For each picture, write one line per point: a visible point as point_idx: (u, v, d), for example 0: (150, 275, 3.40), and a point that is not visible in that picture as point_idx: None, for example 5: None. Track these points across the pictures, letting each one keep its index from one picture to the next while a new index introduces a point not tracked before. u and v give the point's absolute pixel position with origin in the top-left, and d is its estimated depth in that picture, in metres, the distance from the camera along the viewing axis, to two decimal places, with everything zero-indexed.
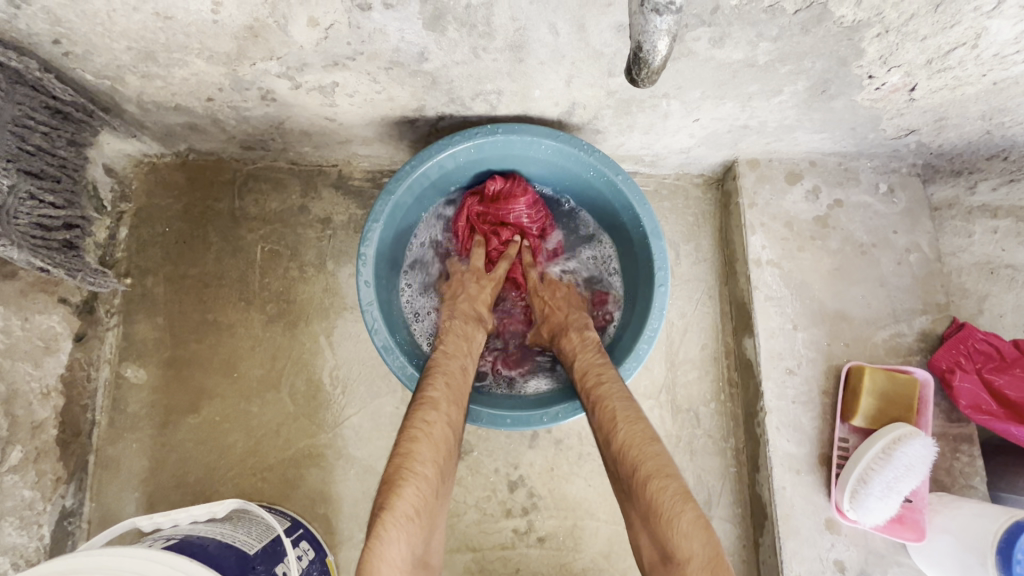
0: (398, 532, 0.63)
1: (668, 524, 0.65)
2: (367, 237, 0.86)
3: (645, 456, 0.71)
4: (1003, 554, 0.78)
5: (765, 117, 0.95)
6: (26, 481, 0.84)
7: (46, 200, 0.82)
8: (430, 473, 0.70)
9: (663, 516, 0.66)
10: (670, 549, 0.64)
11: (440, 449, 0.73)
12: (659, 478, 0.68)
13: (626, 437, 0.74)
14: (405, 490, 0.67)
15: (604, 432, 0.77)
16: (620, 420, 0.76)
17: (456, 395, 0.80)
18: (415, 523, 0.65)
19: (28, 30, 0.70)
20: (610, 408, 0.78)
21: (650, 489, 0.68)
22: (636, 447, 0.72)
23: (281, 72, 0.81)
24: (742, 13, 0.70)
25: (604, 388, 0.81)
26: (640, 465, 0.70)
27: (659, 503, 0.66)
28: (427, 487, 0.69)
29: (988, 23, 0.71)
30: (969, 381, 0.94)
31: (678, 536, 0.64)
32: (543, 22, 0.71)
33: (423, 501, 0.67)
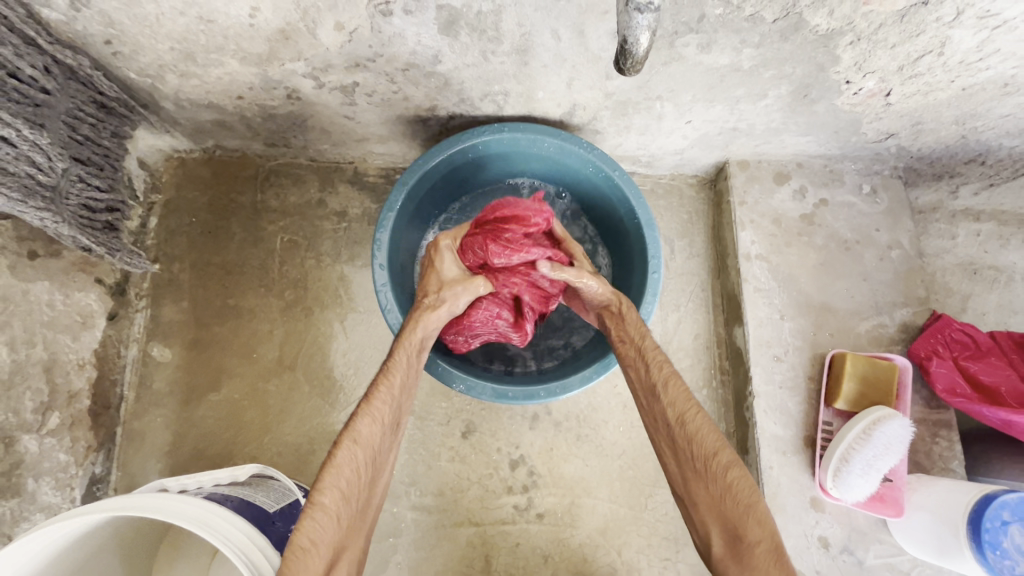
0: (313, 522, 0.66)
1: (744, 512, 0.69)
2: (381, 225, 0.93)
3: (720, 445, 0.74)
4: (972, 524, 0.83)
5: (753, 120, 1.02)
6: (62, 445, 0.93)
7: (93, 183, 0.91)
8: (332, 503, 0.68)
9: (741, 504, 0.70)
10: (740, 533, 0.68)
11: (351, 474, 0.70)
12: (737, 469, 0.72)
13: (701, 423, 0.76)
14: (304, 522, 0.66)
15: (669, 412, 0.79)
16: (691, 404, 0.78)
17: (394, 390, 0.78)
18: (334, 515, 0.67)
19: (84, 31, 0.78)
20: (677, 390, 0.79)
21: (728, 475, 0.72)
22: (709, 436, 0.75)
23: (307, 72, 0.89)
24: (726, 21, 0.78)
25: (667, 371, 0.82)
26: (717, 453, 0.74)
27: (738, 491, 0.71)
28: (329, 516, 0.67)
29: (950, 32, 0.78)
30: (945, 366, 1.00)
31: (753, 522, 0.68)
32: (547, 27, 0.79)
33: (324, 532, 0.66)
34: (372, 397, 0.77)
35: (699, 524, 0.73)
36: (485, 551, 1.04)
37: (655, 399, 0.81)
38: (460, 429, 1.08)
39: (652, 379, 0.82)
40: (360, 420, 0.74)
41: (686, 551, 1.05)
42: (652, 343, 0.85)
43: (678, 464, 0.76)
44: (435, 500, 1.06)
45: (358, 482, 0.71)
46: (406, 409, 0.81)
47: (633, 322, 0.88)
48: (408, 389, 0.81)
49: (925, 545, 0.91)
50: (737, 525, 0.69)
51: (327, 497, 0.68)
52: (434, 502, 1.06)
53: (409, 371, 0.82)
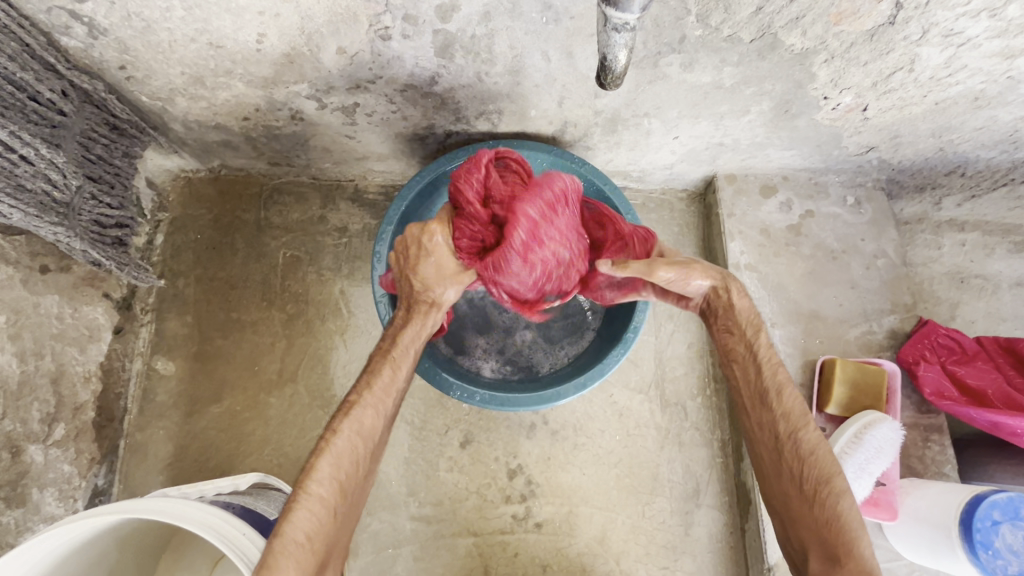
0: (306, 515, 0.66)
1: (847, 540, 0.67)
2: (380, 238, 0.97)
3: (833, 469, 0.72)
4: (964, 525, 0.85)
5: (738, 135, 1.07)
6: (66, 456, 0.95)
7: (104, 201, 0.94)
8: (328, 494, 0.68)
9: (844, 536, 0.68)
10: (837, 559, 0.66)
11: (347, 465, 0.70)
12: (847, 496, 0.70)
13: (816, 440, 0.74)
14: (297, 514, 0.66)
15: (782, 426, 0.76)
16: (808, 418, 0.76)
17: (397, 378, 0.79)
18: (328, 509, 0.67)
19: (100, 57, 0.83)
20: (791, 403, 0.77)
21: (838, 503, 0.70)
22: (827, 458, 0.72)
23: (311, 94, 0.93)
24: (706, 42, 0.83)
25: (785, 379, 0.78)
26: (831, 478, 0.71)
27: (844, 520, 0.68)
28: (324, 508, 0.67)
29: (918, 50, 0.82)
30: (933, 370, 1.03)
31: (854, 554, 0.66)
32: (537, 50, 0.83)
33: (318, 525, 0.66)
34: (372, 386, 0.76)
35: (795, 539, 0.73)
36: (484, 561, 1.05)
37: (768, 406, 0.78)
38: (458, 439, 1.09)
39: (764, 385, 0.79)
40: (361, 411, 0.74)
41: (684, 560, 1.05)
42: (767, 343, 0.81)
43: (783, 472, 0.75)
44: (434, 510, 1.06)
45: (356, 472, 0.71)
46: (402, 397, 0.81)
47: (744, 312, 0.83)
48: (402, 378, 0.80)
49: (918, 547, 0.92)
50: (834, 550, 0.68)
51: (322, 489, 0.68)
52: (433, 512, 1.06)
53: (411, 361, 0.81)
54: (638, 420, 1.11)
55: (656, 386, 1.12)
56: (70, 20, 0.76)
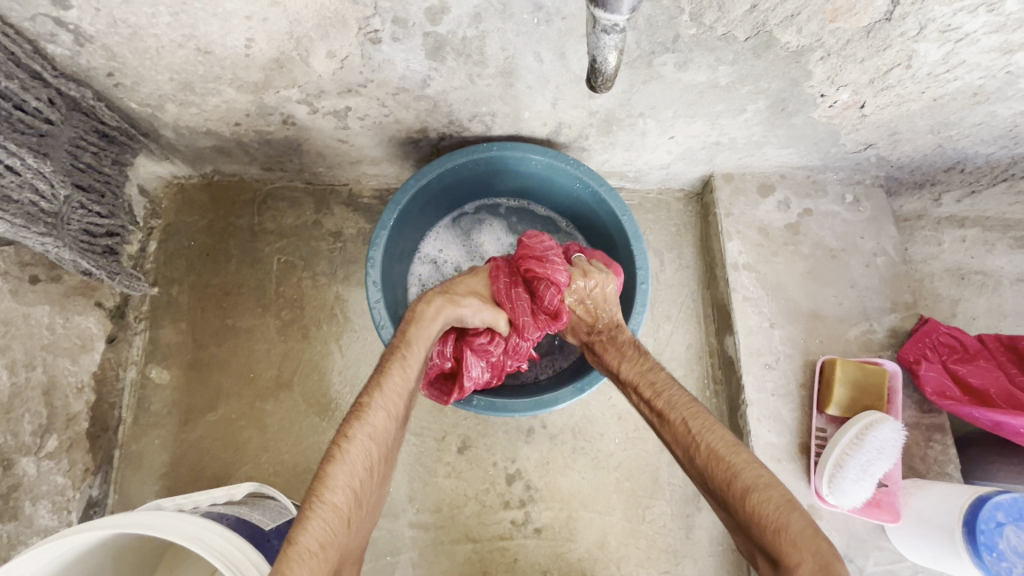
0: (320, 522, 0.62)
1: (775, 537, 0.62)
2: (375, 243, 0.96)
3: (741, 463, 0.69)
4: (968, 526, 0.84)
5: (735, 134, 1.06)
6: (60, 467, 0.94)
7: (93, 210, 0.94)
8: (343, 502, 0.65)
9: (768, 527, 0.63)
10: (777, 557, 0.62)
11: (361, 471, 0.67)
12: (760, 489, 0.66)
13: (708, 448, 0.72)
14: (311, 524, 0.62)
15: (679, 445, 0.76)
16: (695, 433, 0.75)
17: (409, 380, 0.77)
18: (342, 518, 0.64)
19: (87, 64, 0.82)
20: (678, 417, 0.78)
21: (748, 499, 0.66)
22: (725, 454, 0.71)
23: (301, 98, 0.92)
24: (700, 41, 0.82)
25: (665, 400, 0.81)
26: (738, 472, 0.68)
27: (763, 518, 0.64)
28: (338, 517, 0.64)
29: (916, 46, 0.81)
30: (934, 370, 1.02)
31: (793, 542, 0.61)
32: (529, 51, 0.82)
33: (332, 535, 0.62)
34: (384, 389, 0.73)
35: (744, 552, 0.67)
36: (484, 567, 1.04)
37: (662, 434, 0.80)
38: (456, 444, 1.08)
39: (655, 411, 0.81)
40: (374, 414, 0.71)
41: (685, 564, 1.04)
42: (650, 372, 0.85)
43: (705, 491, 0.73)
44: (432, 517, 1.06)
45: (369, 479, 0.69)
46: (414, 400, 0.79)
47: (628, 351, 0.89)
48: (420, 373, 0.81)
49: (921, 548, 0.91)
50: (774, 551, 0.62)
51: (337, 497, 0.64)
52: (431, 519, 1.06)
53: (422, 362, 0.81)
54: (638, 423, 1.10)
55: None
56: (56, 27, 0.75)
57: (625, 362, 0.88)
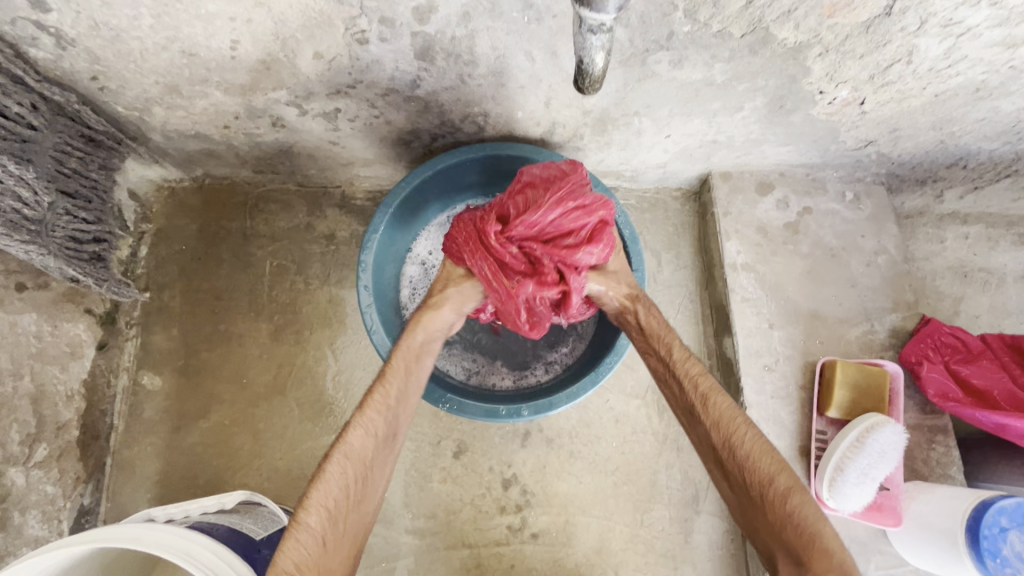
0: (295, 543, 0.65)
1: (809, 541, 0.64)
2: (366, 246, 0.95)
3: (776, 466, 0.69)
4: (971, 531, 0.82)
5: (732, 132, 1.04)
6: (49, 476, 0.93)
7: (80, 216, 0.92)
8: (317, 523, 0.67)
9: (803, 531, 0.65)
10: (804, 561, 0.63)
11: (339, 491, 0.70)
12: (798, 493, 0.67)
13: (751, 444, 0.72)
14: (287, 545, 0.65)
15: (720, 434, 0.74)
16: (738, 422, 0.74)
17: (398, 398, 0.79)
18: (319, 538, 0.66)
19: (70, 68, 0.80)
20: (723, 407, 0.75)
21: (788, 501, 0.67)
22: (762, 457, 0.70)
23: (290, 100, 0.91)
24: (695, 38, 0.80)
25: (710, 385, 0.77)
26: (775, 475, 0.69)
27: (800, 520, 0.65)
28: (314, 537, 0.66)
29: (916, 41, 0.79)
30: (936, 371, 1.00)
31: (816, 548, 0.63)
32: (520, 50, 0.80)
33: (308, 554, 0.65)
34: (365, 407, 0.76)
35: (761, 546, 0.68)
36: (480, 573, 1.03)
37: (699, 418, 0.76)
38: (452, 449, 1.07)
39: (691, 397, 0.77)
40: (354, 433, 0.74)
41: (684, 568, 1.03)
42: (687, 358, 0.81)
43: (733, 486, 0.72)
44: (428, 522, 1.04)
45: (347, 499, 0.70)
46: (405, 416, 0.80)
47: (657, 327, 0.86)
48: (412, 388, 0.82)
49: (923, 553, 0.90)
50: (800, 554, 0.63)
51: (312, 518, 0.67)
52: (426, 525, 1.04)
53: (413, 379, 0.82)
54: (636, 426, 1.09)
55: (652, 391, 1.10)
56: (36, 31, 0.73)
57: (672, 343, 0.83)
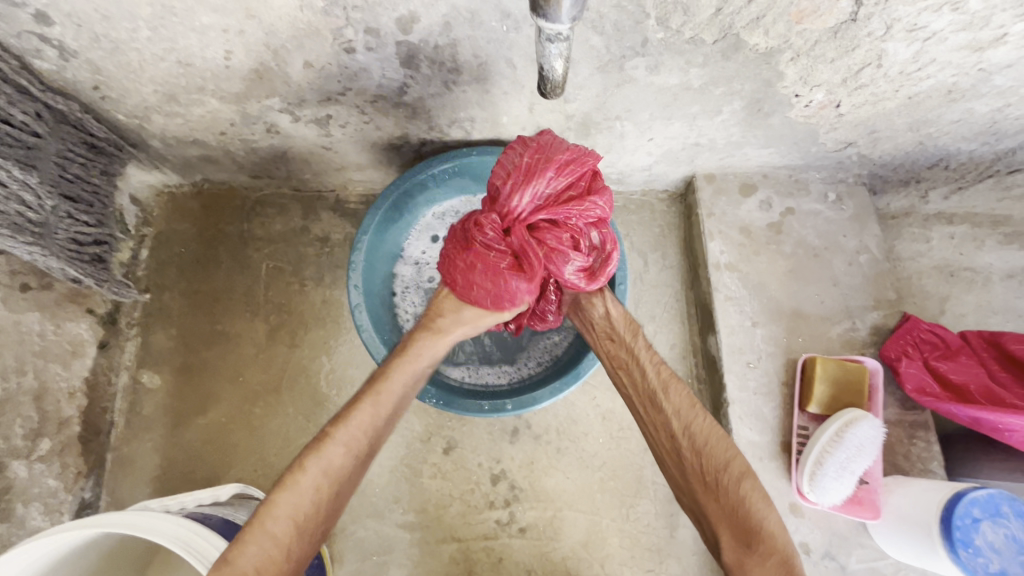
0: (255, 549, 0.67)
1: (756, 524, 0.72)
2: (356, 248, 0.98)
3: (730, 452, 0.77)
4: (945, 522, 0.84)
5: (713, 135, 1.06)
6: (51, 471, 0.97)
7: (81, 219, 0.96)
8: (282, 531, 0.70)
9: (745, 517, 0.73)
10: (753, 542, 0.71)
11: (307, 502, 0.72)
12: (750, 477, 0.76)
13: (707, 430, 0.79)
14: (249, 548, 0.67)
15: (680, 420, 0.80)
16: (696, 409, 0.81)
17: (384, 415, 0.80)
18: (281, 548, 0.69)
19: (73, 78, 0.84)
20: (683, 396, 0.82)
21: (741, 486, 0.75)
22: (717, 444, 0.78)
23: (283, 107, 0.94)
24: (670, 44, 0.83)
25: (669, 374, 0.84)
26: (732, 460, 0.77)
27: (749, 503, 0.74)
28: (277, 546, 0.69)
29: (884, 45, 0.82)
30: (914, 367, 1.02)
31: (764, 536, 0.72)
32: (501, 57, 0.84)
33: (268, 562, 0.67)
34: (350, 421, 0.77)
35: (708, 532, 0.75)
36: (469, 567, 1.05)
37: (660, 404, 0.82)
38: (442, 445, 1.10)
39: (652, 384, 0.83)
40: (335, 447, 0.75)
41: (669, 563, 1.05)
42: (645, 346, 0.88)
43: (687, 471, 0.78)
44: (418, 517, 1.07)
45: (315, 516, 0.72)
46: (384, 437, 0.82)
47: (616, 317, 0.91)
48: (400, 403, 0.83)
49: (901, 545, 0.91)
50: (748, 535, 0.72)
51: (277, 526, 0.70)
52: (417, 519, 1.07)
53: (401, 393, 0.84)
54: (622, 423, 1.11)
55: None
56: (41, 43, 0.77)
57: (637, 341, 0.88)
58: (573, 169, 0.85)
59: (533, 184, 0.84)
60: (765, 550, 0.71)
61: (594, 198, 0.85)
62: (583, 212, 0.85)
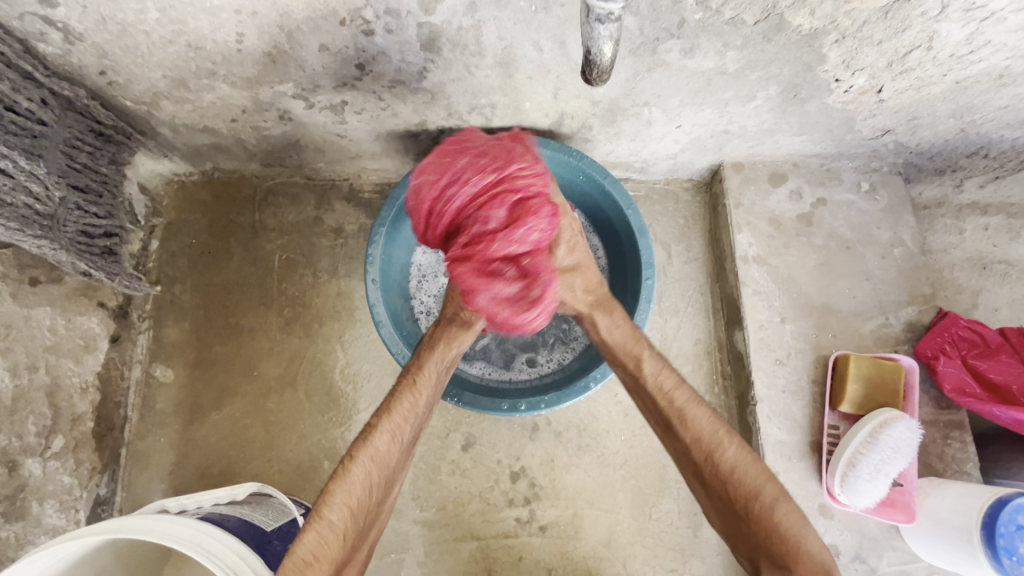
0: (316, 537, 0.65)
1: (791, 545, 0.65)
2: (373, 240, 0.95)
3: (761, 475, 0.69)
4: (987, 529, 0.81)
5: (744, 122, 1.02)
6: (66, 467, 0.95)
7: (90, 211, 0.93)
8: (339, 519, 0.67)
9: (783, 542, 0.66)
10: (789, 566, 0.64)
11: (361, 490, 0.70)
12: (781, 500, 0.68)
13: (735, 458, 0.71)
14: (308, 536, 0.65)
15: (702, 450, 0.72)
16: (721, 434, 0.73)
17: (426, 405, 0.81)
18: (339, 534, 0.67)
19: (79, 63, 0.81)
20: (701, 423, 0.73)
21: (774, 512, 0.67)
22: (748, 468, 0.70)
23: (297, 93, 0.90)
24: (707, 26, 0.78)
25: (685, 397, 0.76)
26: (761, 486, 0.69)
27: (783, 528, 0.66)
28: (336, 534, 0.66)
29: (937, 26, 0.77)
30: (953, 366, 0.98)
31: (799, 557, 0.64)
32: (527, 40, 0.79)
33: (329, 549, 0.65)
34: (393, 411, 0.77)
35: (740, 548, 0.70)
36: (488, 565, 1.03)
37: (676, 433, 0.75)
38: (460, 442, 1.08)
39: (666, 413, 0.76)
40: (380, 436, 0.74)
41: (692, 562, 1.03)
42: (653, 365, 0.79)
43: (717, 496, 0.72)
44: (437, 514, 1.05)
45: (369, 500, 0.71)
46: (425, 422, 0.81)
47: (623, 334, 0.84)
48: (439, 384, 0.84)
49: (936, 550, 0.89)
50: (782, 559, 0.65)
51: (334, 514, 0.67)
52: (435, 517, 1.05)
53: (435, 386, 0.82)
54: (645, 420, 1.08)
55: None
56: (44, 26, 0.73)
57: (645, 356, 0.81)
58: (485, 184, 0.78)
59: (444, 203, 0.80)
60: (806, 573, 0.63)
61: (513, 220, 0.75)
62: (505, 239, 0.75)
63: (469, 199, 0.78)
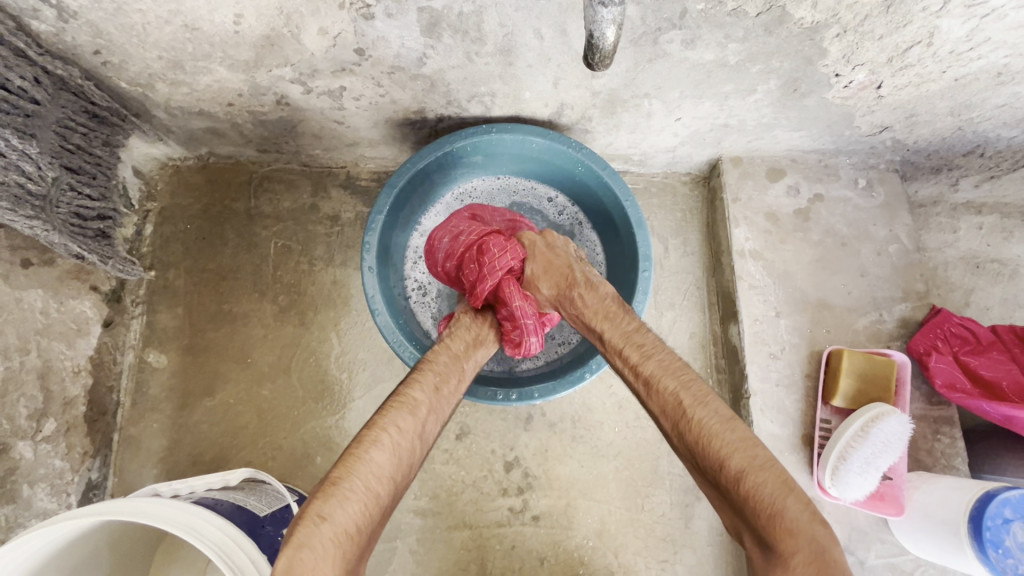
0: (358, 505, 0.63)
1: (772, 517, 0.61)
2: (370, 227, 0.94)
3: (736, 444, 0.67)
4: (974, 522, 0.82)
5: (744, 115, 1.01)
6: (57, 451, 0.95)
7: (83, 192, 0.92)
8: (382, 490, 0.67)
9: (762, 513, 0.62)
10: (772, 542, 0.60)
11: (399, 462, 0.70)
12: (754, 472, 0.65)
13: (699, 424, 0.70)
14: (350, 503, 0.63)
15: (671, 419, 0.73)
16: (690, 403, 0.72)
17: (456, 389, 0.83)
18: (377, 503, 0.65)
19: (73, 42, 0.79)
20: (670, 391, 0.74)
21: (742, 483, 0.64)
22: (718, 436, 0.68)
23: (295, 77, 0.89)
24: (708, 17, 0.78)
25: (652, 369, 0.77)
26: (729, 456, 0.66)
27: (759, 501, 0.63)
28: (375, 504, 0.65)
29: (938, 22, 0.77)
30: (945, 362, 0.99)
31: (782, 531, 0.60)
32: (528, 27, 0.79)
33: (368, 517, 0.64)
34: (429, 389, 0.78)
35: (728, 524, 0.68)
36: (480, 554, 1.04)
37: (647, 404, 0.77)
38: (454, 431, 1.08)
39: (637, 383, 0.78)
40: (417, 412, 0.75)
41: (683, 553, 1.04)
42: (623, 335, 0.81)
43: (692, 466, 0.72)
44: (430, 503, 1.05)
45: (404, 474, 0.71)
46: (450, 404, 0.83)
47: (603, 308, 0.85)
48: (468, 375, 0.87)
49: (925, 543, 0.90)
50: (763, 533, 0.61)
51: (381, 486, 0.67)
52: (429, 505, 1.05)
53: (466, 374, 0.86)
54: (639, 412, 1.09)
55: None
56: (37, 2, 0.72)
57: (608, 325, 0.83)
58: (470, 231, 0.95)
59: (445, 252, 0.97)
60: (789, 547, 0.59)
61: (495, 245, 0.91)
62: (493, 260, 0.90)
63: (452, 268, 0.96)
